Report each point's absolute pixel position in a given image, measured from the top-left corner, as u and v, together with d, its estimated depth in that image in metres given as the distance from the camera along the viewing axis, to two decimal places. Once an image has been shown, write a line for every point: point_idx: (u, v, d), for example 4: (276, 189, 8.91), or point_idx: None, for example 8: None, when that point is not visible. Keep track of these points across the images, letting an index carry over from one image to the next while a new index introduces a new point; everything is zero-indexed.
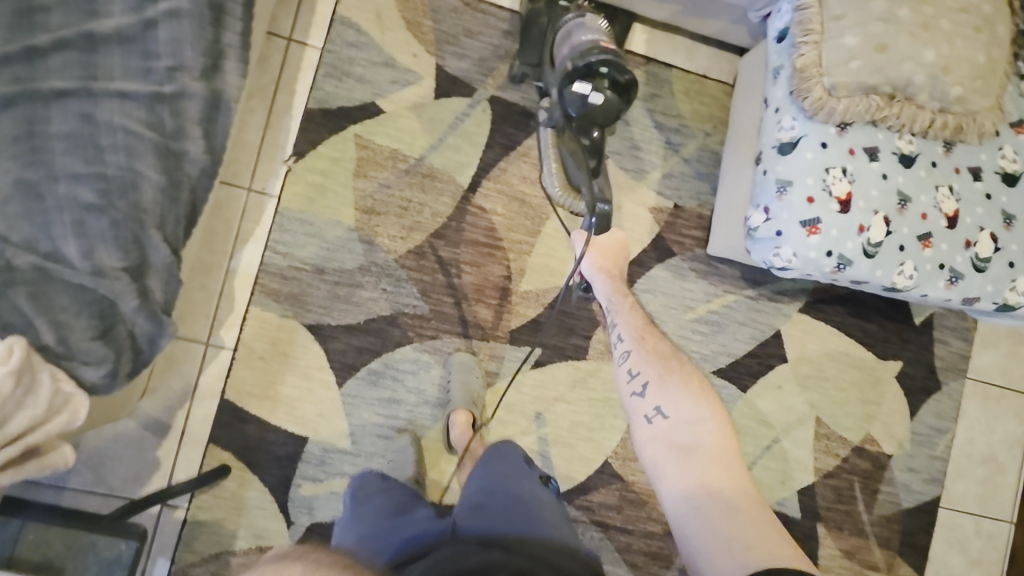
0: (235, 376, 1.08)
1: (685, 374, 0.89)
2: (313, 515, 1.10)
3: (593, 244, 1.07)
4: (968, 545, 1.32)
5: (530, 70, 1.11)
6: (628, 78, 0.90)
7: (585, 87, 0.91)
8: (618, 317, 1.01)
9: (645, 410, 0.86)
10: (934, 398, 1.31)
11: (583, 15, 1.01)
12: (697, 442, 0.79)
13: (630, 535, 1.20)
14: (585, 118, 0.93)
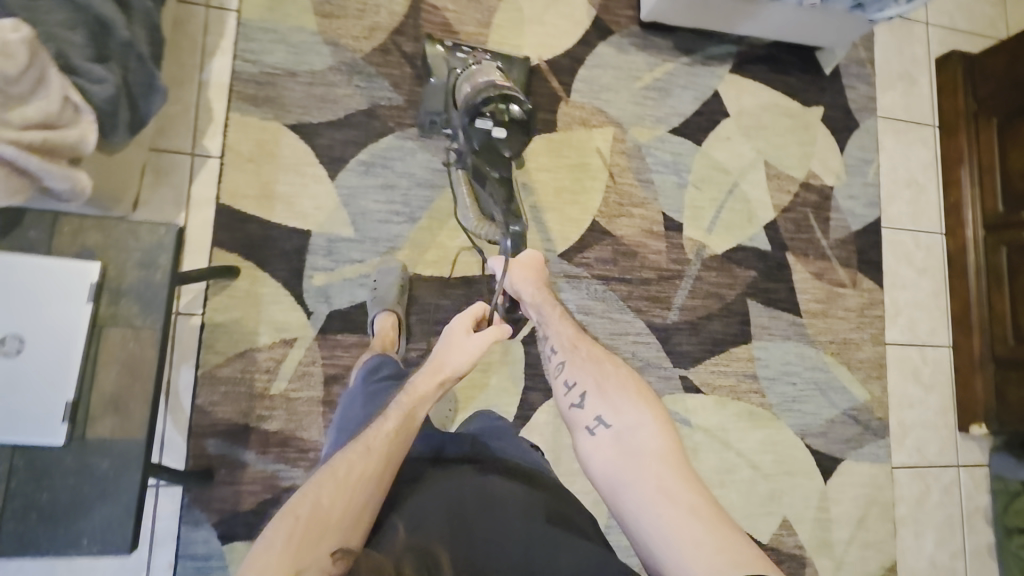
0: (228, 179, 1.10)
1: (623, 375, 0.88)
2: (331, 303, 1.12)
3: (517, 262, 1.01)
4: (913, 256, 1.51)
5: (438, 117, 1.15)
6: (527, 111, 0.94)
7: (486, 123, 0.94)
8: (550, 327, 0.97)
9: (587, 421, 0.84)
10: (856, 134, 1.50)
11: (479, 64, 1.07)
12: (645, 446, 0.77)
13: (629, 284, 1.29)
14: (490, 150, 0.97)
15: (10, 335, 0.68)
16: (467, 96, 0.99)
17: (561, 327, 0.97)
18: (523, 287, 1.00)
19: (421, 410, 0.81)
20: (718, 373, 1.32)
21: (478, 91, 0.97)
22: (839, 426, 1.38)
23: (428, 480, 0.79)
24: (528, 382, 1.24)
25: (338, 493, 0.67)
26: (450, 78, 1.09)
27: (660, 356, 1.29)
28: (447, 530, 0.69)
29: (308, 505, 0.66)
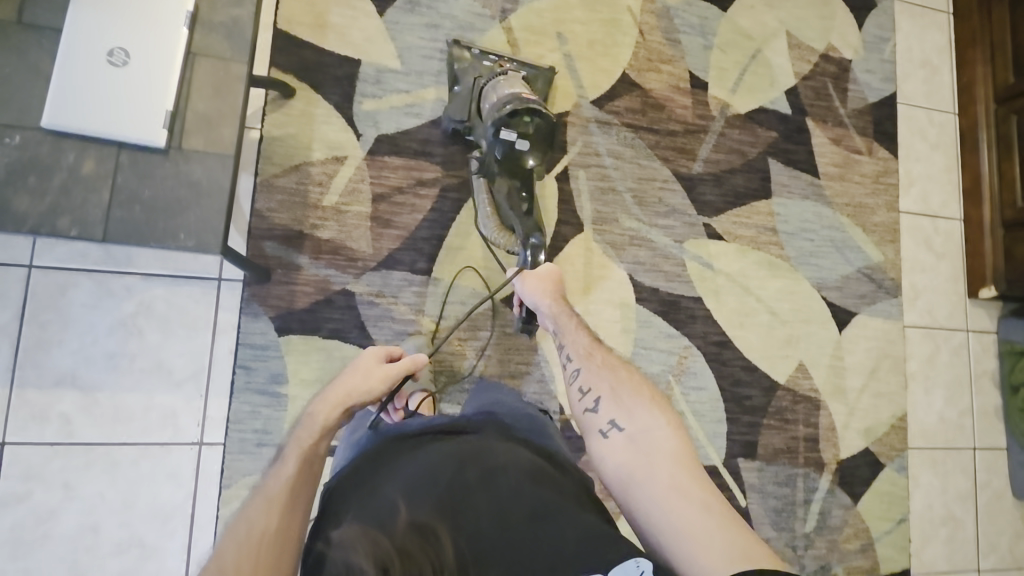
0: (285, 8, 1.17)
1: (635, 382, 0.88)
2: (379, 127, 1.19)
3: (532, 276, 1.07)
4: (927, 132, 1.58)
5: (459, 125, 1.19)
6: (549, 124, 1.03)
7: (511, 134, 1.03)
8: (565, 337, 0.99)
9: (600, 424, 0.83)
10: (874, 13, 1.56)
11: (506, 75, 1.13)
12: (658, 448, 0.77)
13: (657, 134, 1.35)
14: (510, 160, 1.07)
15: (116, 50, 0.78)
16: (493, 107, 1.07)
17: (576, 337, 0.98)
18: (541, 299, 1.05)
19: (321, 444, 0.76)
20: (739, 224, 1.38)
21: (505, 103, 1.04)
22: (854, 282, 1.44)
23: (417, 459, 0.76)
24: (560, 215, 1.28)
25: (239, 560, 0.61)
26: (474, 88, 1.16)
27: (685, 203, 1.35)
28: (439, 501, 0.67)
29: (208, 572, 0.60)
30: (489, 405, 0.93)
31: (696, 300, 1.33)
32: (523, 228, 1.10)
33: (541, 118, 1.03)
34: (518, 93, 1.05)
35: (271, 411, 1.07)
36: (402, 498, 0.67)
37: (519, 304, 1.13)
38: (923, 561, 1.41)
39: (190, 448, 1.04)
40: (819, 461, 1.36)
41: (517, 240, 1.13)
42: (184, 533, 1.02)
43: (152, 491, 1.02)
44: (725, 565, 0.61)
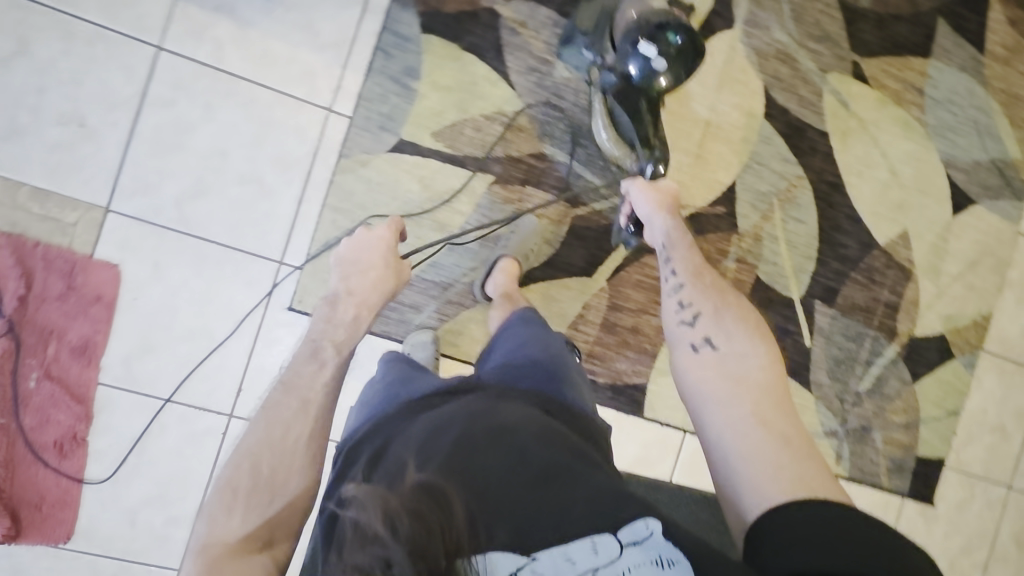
0: None
1: (742, 311, 0.86)
2: None
3: (650, 184, 1.00)
4: None
5: (583, 38, 1.10)
6: (691, 46, 0.96)
7: (650, 49, 0.95)
8: (673, 250, 0.94)
9: (693, 339, 0.84)
10: None
11: None
12: (749, 373, 0.77)
13: None
14: (643, 78, 0.98)
15: None
16: (633, 23, 0.98)
17: (689, 255, 0.94)
18: (655, 215, 0.98)
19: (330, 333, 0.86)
20: (887, 74, 1.32)
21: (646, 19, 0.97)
22: (983, 172, 1.38)
23: (451, 404, 0.77)
24: (714, 5, 1.23)
25: (281, 451, 0.72)
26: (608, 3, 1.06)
27: (840, 34, 1.29)
28: (457, 465, 0.65)
29: (253, 469, 0.70)
30: (517, 359, 0.88)
31: (822, 133, 1.29)
32: (644, 143, 1.04)
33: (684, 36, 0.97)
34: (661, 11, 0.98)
35: (400, 101, 1.10)
36: (416, 457, 0.67)
37: (626, 216, 1.07)
38: (960, 459, 1.41)
39: (320, 111, 1.08)
40: (892, 330, 1.35)
41: (634, 157, 1.09)
42: (298, 186, 1.08)
43: (278, 138, 1.07)
44: (783, 489, 0.65)
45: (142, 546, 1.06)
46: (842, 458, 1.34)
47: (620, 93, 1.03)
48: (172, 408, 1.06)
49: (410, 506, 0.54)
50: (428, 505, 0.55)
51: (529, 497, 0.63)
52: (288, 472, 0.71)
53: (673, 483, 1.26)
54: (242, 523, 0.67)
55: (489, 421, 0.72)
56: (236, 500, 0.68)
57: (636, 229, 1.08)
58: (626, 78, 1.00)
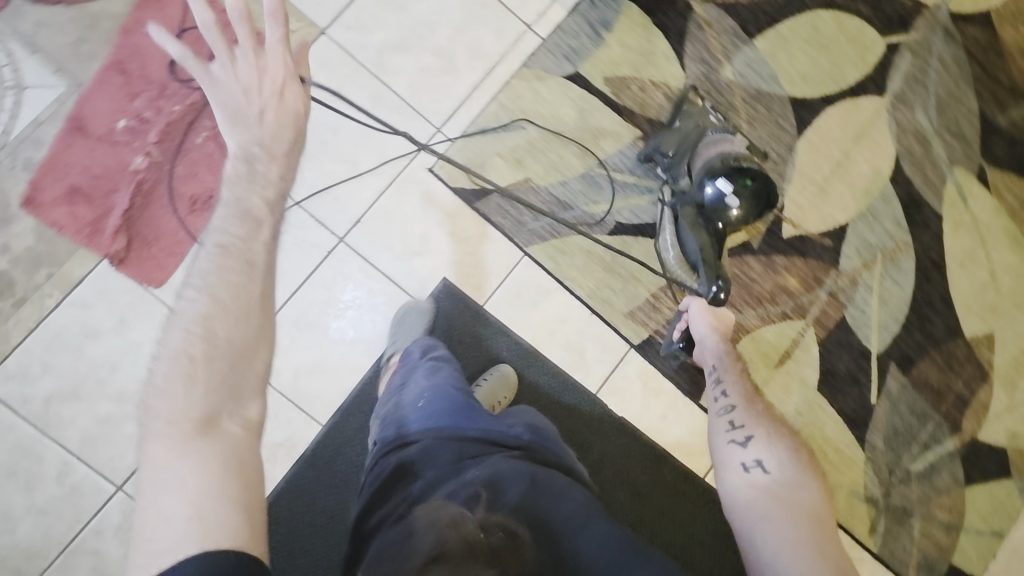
0: None
1: (793, 441, 0.91)
2: None
3: (709, 308, 1.12)
4: None
5: (661, 157, 1.20)
6: (765, 191, 1.00)
7: (725, 185, 1.00)
8: (725, 374, 1.04)
9: (745, 459, 0.89)
10: None
11: (731, 133, 1.12)
12: (798, 500, 0.81)
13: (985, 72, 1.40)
14: (714, 210, 1.02)
15: None
16: (713, 160, 1.05)
17: (738, 380, 1.03)
18: (711, 334, 1.10)
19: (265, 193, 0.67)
20: (1010, 188, 1.40)
21: (720, 158, 1.04)
22: None
23: (495, 458, 0.75)
24: (872, 72, 1.36)
25: (232, 323, 0.61)
26: (688, 135, 1.15)
27: (975, 138, 1.39)
28: (521, 518, 0.68)
29: (203, 339, 0.60)
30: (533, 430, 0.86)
31: (937, 215, 1.37)
32: (709, 271, 1.06)
33: (756, 175, 1.02)
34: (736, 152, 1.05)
35: (588, 42, 1.25)
36: (483, 489, 0.69)
37: (682, 329, 1.18)
38: None
39: (520, 25, 1.23)
40: (957, 423, 1.33)
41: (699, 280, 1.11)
42: (478, 74, 1.21)
43: (478, 33, 1.22)
44: None
45: None
46: (875, 530, 1.29)
47: (694, 214, 1.08)
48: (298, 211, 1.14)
49: (483, 546, 0.63)
50: (502, 551, 0.64)
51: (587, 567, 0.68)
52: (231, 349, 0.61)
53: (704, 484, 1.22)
54: (198, 399, 0.58)
55: (548, 486, 0.72)
56: (194, 369, 0.59)
57: (688, 346, 1.17)
58: (699, 208, 1.06)
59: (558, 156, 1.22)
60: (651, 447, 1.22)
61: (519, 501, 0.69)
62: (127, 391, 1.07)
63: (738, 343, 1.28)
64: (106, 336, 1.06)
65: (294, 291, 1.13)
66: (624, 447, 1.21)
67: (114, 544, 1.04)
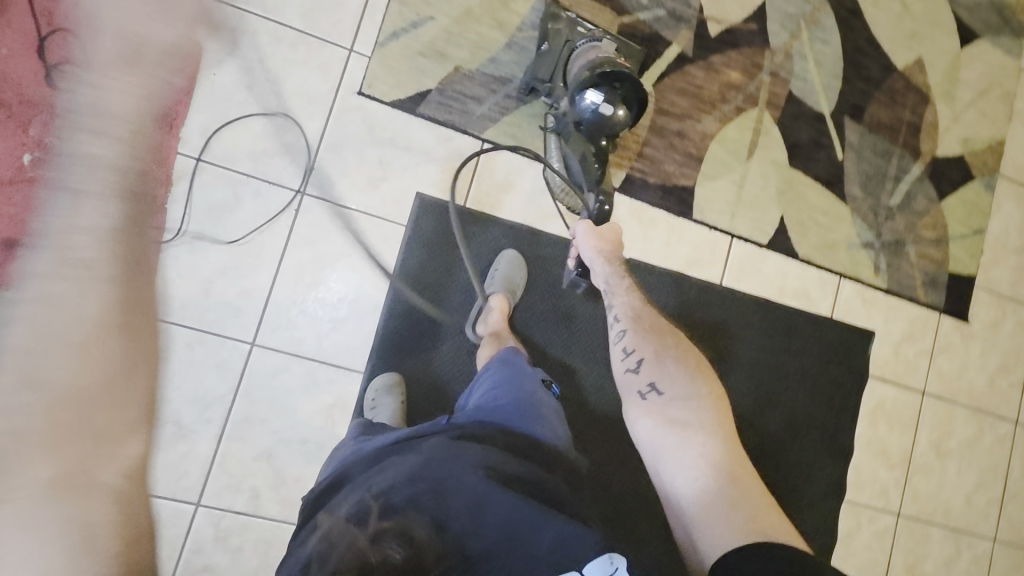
0: None
1: (682, 353, 0.93)
2: None
3: (595, 230, 1.07)
4: None
5: (540, 83, 1.14)
6: (636, 92, 1.00)
7: (597, 96, 0.98)
8: (614, 296, 1.02)
9: (639, 386, 0.89)
10: None
11: (597, 35, 1.08)
12: (690, 418, 0.83)
13: None
14: (594, 125, 1.00)
15: None
16: (580, 70, 1.01)
17: (629, 298, 1.01)
18: (599, 259, 1.06)
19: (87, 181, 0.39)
20: None
21: (594, 66, 0.99)
22: (984, 10, 1.50)
23: (426, 444, 0.77)
24: None
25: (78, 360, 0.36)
26: (562, 50, 1.09)
27: None
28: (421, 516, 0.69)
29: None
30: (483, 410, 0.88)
31: None
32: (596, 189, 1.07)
33: (629, 81, 1.00)
34: (608, 58, 1.00)
35: None
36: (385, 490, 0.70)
37: (575, 257, 1.14)
38: (990, 279, 1.47)
39: None
40: (915, 149, 1.43)
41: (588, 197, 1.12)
42: None
43: None
44: (739, 530, 0.70)
45: (217, 316, 1.06)
46: (880, 269, 1.39)
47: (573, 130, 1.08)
48: (250, 181, 1.09)
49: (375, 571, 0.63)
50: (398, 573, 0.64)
51: (507, 535, 0.70)
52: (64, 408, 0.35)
53: (724, 287, 1.30)
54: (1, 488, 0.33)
55: (459, 478, 0.72)
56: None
57: (584, 271, 1.15)
58: (577, 125, 1.03)
59: (477, 34, 1.19)
60: (668, 274, 1.27)
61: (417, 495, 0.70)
62: (164, 415, 1.04)
63: (708, 151, 1.31)
64: None
65: (281, 260, 1.09)
66: (645, 283, 1.26)
67: (220, 554, 1.05)
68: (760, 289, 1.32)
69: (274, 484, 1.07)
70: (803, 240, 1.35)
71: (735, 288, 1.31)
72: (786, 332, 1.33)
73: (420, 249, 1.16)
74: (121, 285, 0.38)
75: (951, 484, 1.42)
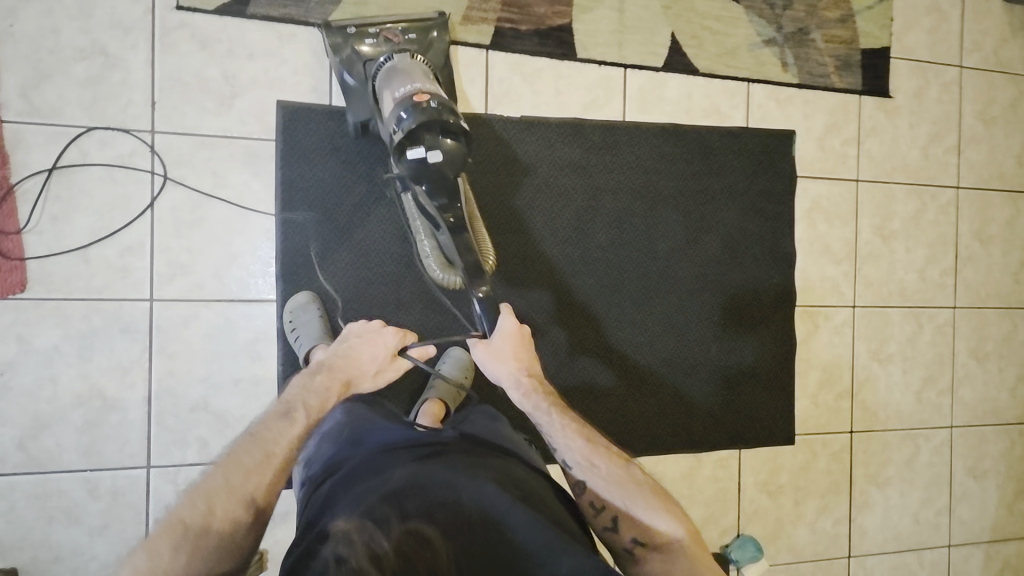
0: None
1: (649, 494, 0.85)
2: None
3: (490, 350, 0.95)
4: None
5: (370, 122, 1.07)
6: (458, 129, 0.93)
7: (420, 150, 0.93)
8: (554, 438, 0.90)
9: (624, 544, 0.82)
10: None
11: (391, 56, 1.02)
12: (687, 565, 0.79)
13: None
14: (433, 178, 0.96)
15: None
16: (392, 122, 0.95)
17: (569, 438, 0.89)
18: (515, 383, 0.95)
19: (279, 440, 0.82)
20: None
21: (402, 114, 0.92)
22: None
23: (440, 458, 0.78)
24: None
25: (237, 498, 0.74)
26: (368, 79, 1.03)
27: None
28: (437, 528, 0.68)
29: (206, 512, 0.72)
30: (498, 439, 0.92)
31: None
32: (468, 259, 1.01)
33: (443, 115, 0.93)
34: (410, 96, 0.93)
35: None
36: (399, 501, 0.69)
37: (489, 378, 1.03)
38: (905, 46, 1.40)
39: None
40: None
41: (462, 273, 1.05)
42: None
43: None
44: None
45: (105, 281, 1.01)
46: (788, 65, 1.32)
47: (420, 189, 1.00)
48: (92, 132, 1.01)
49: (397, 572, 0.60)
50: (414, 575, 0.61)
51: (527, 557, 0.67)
52: (238, 522, 0.72)
53: (628, 122, 1.24)
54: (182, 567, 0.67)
55: (476, 489, 0.72)
56: (186, 537, 0.69)
57: None
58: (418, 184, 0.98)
59: None
60: (565, 122, 1.21)
61: (437, 507, 0.70)
62: (84, 390, 1.01)
63: None
64: (21, 360, 0.98)
65: (153, 208, 1.03)
66: (542, 138, 1.19)
67: None
68: (666, 115, 1.26)
69: (219, 430, 1.06)
70: (700, 54, 1.27)
71: (641, 123, 1.25)
72: (702, 153, 1.28)
73: (296, 159, 1.09)
74: (265, 493, 0.76)
75: (901, 264, 1.40)
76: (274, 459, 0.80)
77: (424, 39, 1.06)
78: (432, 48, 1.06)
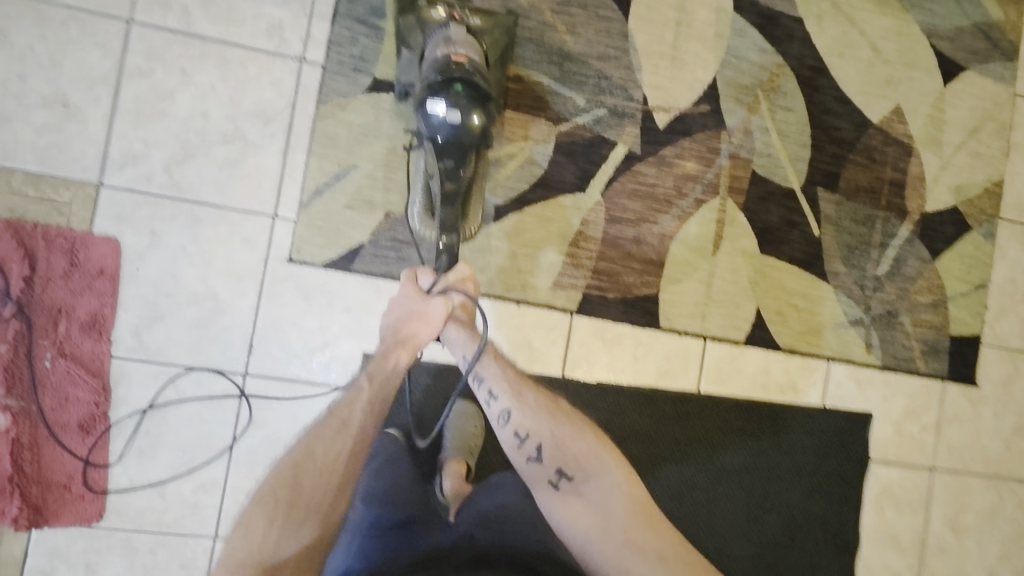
0: None
1: (578, 425, 0.88)
2: None
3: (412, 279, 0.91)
4: None
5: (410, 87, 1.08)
6: (482, 94, 0.92)
7: (439, 104, 0.90)
8: (483, 369, 0.90)
9: (548, 475, 0.85)
10: None
11: (448, 25, 1.01)
12: (608, 498, 0.84)
13: None
14: (453, 138, 0.90)
15: None
16: (432, 67, 0.95)
17: (500, 375, 0.90)
18: (452, 329, 0.92)
19: (354, 412, 0.83)
20: None
21: (434, 69, 0.94)
22: (968, 37, 1.35)
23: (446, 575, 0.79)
24: None
25: (321, 469, 0.78)
26: (420, 49, 1.04)
27: None
28: None
29: (293, 482, 0.77)
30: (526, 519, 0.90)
31: (796, 20, 1.27)
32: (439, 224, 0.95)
33: (468, 82, 0.92)
34: (449, 57, 0.94)
35: (370, 42, 1.11)
36: None
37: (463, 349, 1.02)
38: (997, 334, 1.35)
39: (293, 62, 1.09)
40: (902, 209, 1.31)
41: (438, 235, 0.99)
42: (281, 138, 1.09)
43: (256, 93, 1.08)
44: None
45: (175, 516, 1.05)
46: (872, 345, 1.30)
47: (428, 153, 0.97)
48: (190, 372, 1.06)
49: None
50: None
51: None
52: (324, 494, 0.76)
53: (702, 395, 1.23)
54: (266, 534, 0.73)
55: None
56: (276, 508, 0.75)
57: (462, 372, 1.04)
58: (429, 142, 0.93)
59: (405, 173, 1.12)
60: (639, 389, 1.21)
61: None
62: None
63: (669, 251, 1.22)
64: None
65: (232, 448, 1.07)
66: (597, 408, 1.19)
67: None
68: (742, 390, 1.25)
69: None
70: (784, 330, 1.26)
71: (716, 395, 1.24)
72: (775, 430, 1.25)
73: None
74: (346, 456, 0.79)
75: (971, 562, 1.33)
76: (352, 428, 0.81)
77: (486, 30, 1.06)
78: (490, 40, 1.07)
